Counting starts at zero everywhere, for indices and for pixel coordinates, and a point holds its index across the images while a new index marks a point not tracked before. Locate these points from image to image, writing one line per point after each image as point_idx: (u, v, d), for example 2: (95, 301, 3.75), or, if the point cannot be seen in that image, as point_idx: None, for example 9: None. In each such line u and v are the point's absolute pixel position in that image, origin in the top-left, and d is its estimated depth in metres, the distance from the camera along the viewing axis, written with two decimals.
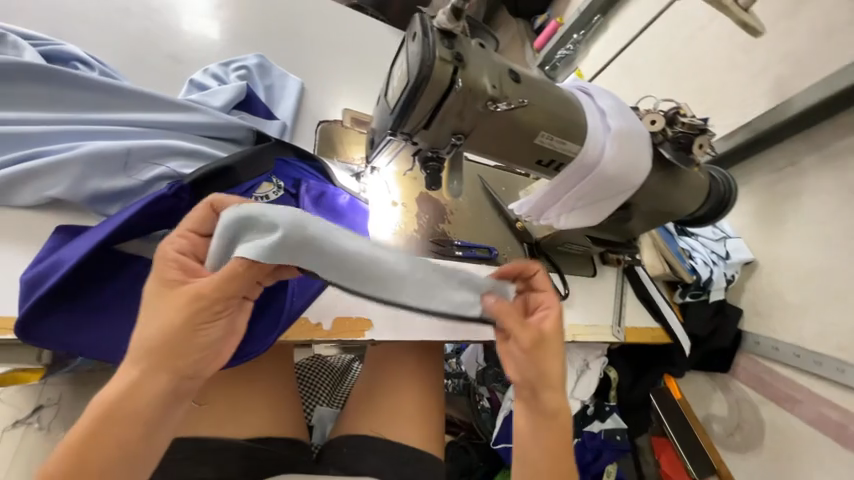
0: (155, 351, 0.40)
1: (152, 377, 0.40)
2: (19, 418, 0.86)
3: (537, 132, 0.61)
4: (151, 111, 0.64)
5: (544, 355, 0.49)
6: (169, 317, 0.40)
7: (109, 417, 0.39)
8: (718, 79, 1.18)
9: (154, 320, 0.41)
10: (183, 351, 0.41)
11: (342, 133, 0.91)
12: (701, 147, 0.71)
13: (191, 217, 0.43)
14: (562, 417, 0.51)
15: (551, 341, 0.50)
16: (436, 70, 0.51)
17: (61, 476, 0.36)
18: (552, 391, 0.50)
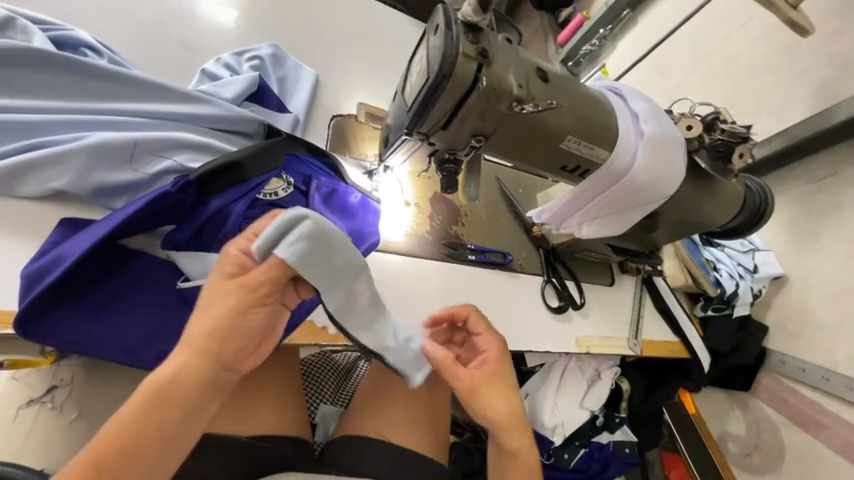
0: (208, 339, 0.39)
1: (201, 363, 0.38)
2: (35, 400, 0.75)
3: (563, 136, 0.57)
4: (160, 101, 0.62)
5: (485, 399, 0.55)
6: (223, 306, 0.40)
7: (153, 399, 0.37)
8: (756, 81, 1.10)
9: (208, 310, 0.40)
10: (234, 336, 0.40)
11: (355, 128, 0.88)
12: (741, 156, 0.65)
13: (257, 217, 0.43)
14: (523, 455, 0.54)
15: (488, 381, 0.56)
16: (459, 67, 0.47)
17: (102, 449, 0.34)
18: (507, 429, 0.54)
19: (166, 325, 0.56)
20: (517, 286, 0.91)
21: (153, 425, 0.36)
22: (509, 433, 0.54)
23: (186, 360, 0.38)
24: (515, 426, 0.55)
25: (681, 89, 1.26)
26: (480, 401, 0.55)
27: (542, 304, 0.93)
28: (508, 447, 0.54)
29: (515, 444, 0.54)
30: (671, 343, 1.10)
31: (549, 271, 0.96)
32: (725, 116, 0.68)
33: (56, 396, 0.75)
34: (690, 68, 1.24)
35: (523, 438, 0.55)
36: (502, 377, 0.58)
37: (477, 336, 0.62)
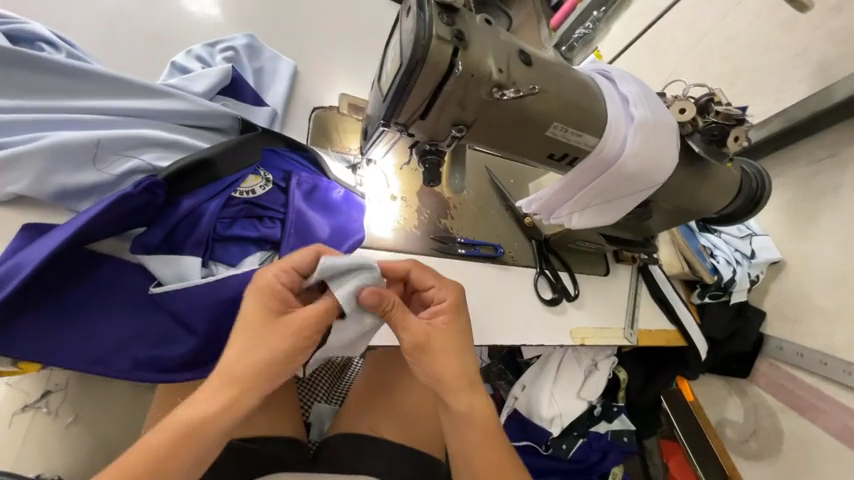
0: (243, 368, 0.46)
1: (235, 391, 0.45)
2: (29, 406, 0.71)
3: (549, 123, 0.54)
4: (124, 97, 0.59)
5: (437, 355, 0.53)
6: (259, 339, 0.47)
7: (188, 428, 0.43)
8: (752, 61, 1.07)
9: (244, 340, 0.46)
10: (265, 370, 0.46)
11: (337, 121, 0.85)
12: (737, 139, 0.63)
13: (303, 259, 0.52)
14: (478, 411, 0.54)
15: (439, 337, 0.54)
16: (433, 52, 0.44)
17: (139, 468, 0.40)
18: (461, 388, 0.54)
19: (140, 331, 0.54)
20: (509, 279, 0.89)
21: (193, 439, 0.43)
22: (458, 394, 0.53)
23: (220, 390, 0.45)
24: (468, 388, 0.54)
25: (675, 71, 1.22)
26: (429, 359, 0.53)
27: (536, 297, 0.91)
28: (456, 408, 0.53)
29: (464, 404, 0.53)
30: (668, 332, 1.09)
31: (542, 263, 0.93)
32: (720, 97, 0.65)
33: (52, 400, 0.72)
34: (685, 49, 1.20)
35: (475, 397, 0.54)
36: (456, 334, 0.55)
37: (428, 289, 0.60)
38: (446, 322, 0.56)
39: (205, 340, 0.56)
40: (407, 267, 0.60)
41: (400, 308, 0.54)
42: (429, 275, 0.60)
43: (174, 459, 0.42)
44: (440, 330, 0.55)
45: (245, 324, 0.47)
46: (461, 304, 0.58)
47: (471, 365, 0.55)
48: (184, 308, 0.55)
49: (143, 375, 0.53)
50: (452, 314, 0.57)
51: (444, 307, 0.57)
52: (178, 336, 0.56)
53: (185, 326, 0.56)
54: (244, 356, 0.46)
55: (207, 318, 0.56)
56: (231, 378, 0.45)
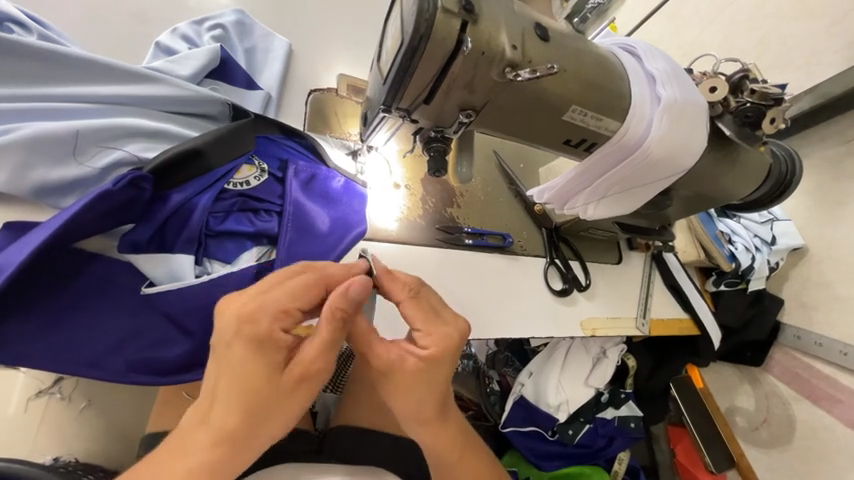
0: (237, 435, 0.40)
1: (226, 458, 0.40)
2: (43, 391, 0.70)
3: (566, 106, 0.49)
4: (103, 83, 0.55)
5: (395, 393, 0.48)
6: (257, 403, 0.40)
7: None
8: (782, 30, 0.98)
9: (240, 404, 0.40)
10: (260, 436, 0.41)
11: (336, 104, 0.80)
12: (773, 121, 0.57)
13: (299, 293, 0.44)
14: (439, 440, 0.52)
15: (403, 377, 0.47)
16: (438, 27, 0.39)
17: None
18: (417, 423, 0.50)
19: (132, 331, 0.52)
20: (518, 269, 0.86)
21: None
22: (414, 424, 0.50)
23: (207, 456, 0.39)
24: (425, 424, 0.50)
25: (697, 43, 1.13)
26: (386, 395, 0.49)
27: (545, 288, 0.87)
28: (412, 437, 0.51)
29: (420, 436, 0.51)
30: (682, 321, 1.05)
31: (552, 252, 0.89)
32: (755, 74, 0.59)
33: (65, 386, 0.71)
34: (707, 19, 1.11)
35: (436, 430, 0.51)
36: (432, 383, 0.48)
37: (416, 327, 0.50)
38: (417, 369, 0.47)
39: (202, 340, 0.54)
40: (401, 297, 0.51)
41: (370, 334, 0.49)
42: (422, 313, 0.50)
43: None
44: (411, 380, 0.47)
45: (237, 380, 0.40)
46: (449, 350, 0.49)
47: (433, 406, 0.49)
48: (178, 309, 0.52)
49: (137, 378, 0.51)
50: (428, 364, 0.47)
51: (420, 351, 0.48)
52: (171, 337, 0.53)
53: (179, 327, 0.53)
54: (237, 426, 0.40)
55: (202, 318, 0.54)
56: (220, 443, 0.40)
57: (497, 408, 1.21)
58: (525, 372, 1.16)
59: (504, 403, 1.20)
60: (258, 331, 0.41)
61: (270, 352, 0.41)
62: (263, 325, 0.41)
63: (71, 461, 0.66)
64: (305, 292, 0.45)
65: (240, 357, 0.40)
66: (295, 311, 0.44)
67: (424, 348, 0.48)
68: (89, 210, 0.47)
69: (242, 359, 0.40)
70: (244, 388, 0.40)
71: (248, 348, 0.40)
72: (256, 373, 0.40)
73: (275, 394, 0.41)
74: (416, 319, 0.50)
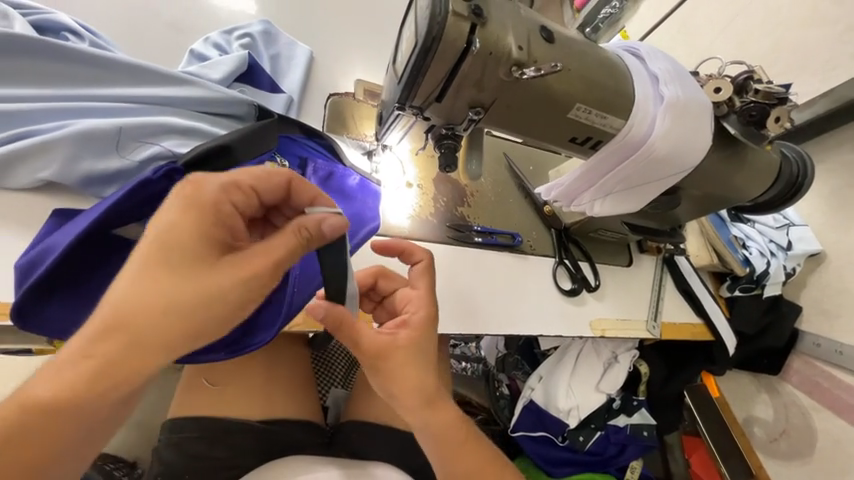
0: (144, 314, 0.37)
1: (128, 337, 0.37)
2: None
3: (571, 104, 0.51)
4: (144, 85, 0.60)
5: (395, 370, 0.54)
6: (178, 274, 0.39)
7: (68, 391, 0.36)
8: (796, 35, 0.98)
9: (159, 274, 0.38)
10: (164, 354, 0.38)
11: (352, 106, 0.83)
12: (779, 120, 0.58)
13: (264, 177, 0.45)
14: (441, 424, 0.55)
15: (398, 351, 0.54)
16: (450, 29, 0.42)
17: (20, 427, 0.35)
18: (425, 407, 0.54)
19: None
20: (527, 269, 0.87)
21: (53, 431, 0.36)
22: (414, 408, 0.54)
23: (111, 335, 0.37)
24: (426, 404, 0.54)
25: (709, 49, 1.14)
26: (389, 381, 0.54)
27: (554, 287, 0.89)
28: (415, 423, 0.55)
29: (421, 419, 0.54)
30: (695, 326, 1.04)
31: (561, 252, 0.91)
32: (759, 75, 0.60)
33: None
34: (720, 25, 1.12)
35: (438, 411, 0.55)
36: (427, 349, 0.57)
37: (412, 291, 0.63)
38: (417, 338, 0.57)
39: None
40: (422, 258, 0.66)
41: (354, 326, 0.52)
42: (421, 280, 0.64)
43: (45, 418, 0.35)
44: (407, 351, 0.55)
45: (151, 277, 0.38)
46: (431, 318, 0.60)
47: (432, 382, 0.55)
48: None
49: None
50: (420, 332, 0.58)
51: (410, 320, 0.58)
52: None
53: None
54: (134, 328, 0.37)
55: None
56: (121, 318, 0.37)
57: (506, 412, 1.21)
58: (535, 375, 1.17)
59: (514, 407, 1.20)
60: (199, 218, 0.40)
61: (206, 223, 0.41)
62: (198, 214, 0.41)
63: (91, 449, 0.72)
64: (267, 178, 0.46)
65: (159, 248, 0.39)
66: (248, 190, 0.44)
67: (417, 311, 0.60)
68: (128, 197, 0.52)
69: (174, 227, 0.40)
70: (160, 280, 0.38)
71: (172, 237, 0.39)
72: (176, 265, 0.39)
73: (193, 296, 0.39)
74: (419, 284, 0.63)
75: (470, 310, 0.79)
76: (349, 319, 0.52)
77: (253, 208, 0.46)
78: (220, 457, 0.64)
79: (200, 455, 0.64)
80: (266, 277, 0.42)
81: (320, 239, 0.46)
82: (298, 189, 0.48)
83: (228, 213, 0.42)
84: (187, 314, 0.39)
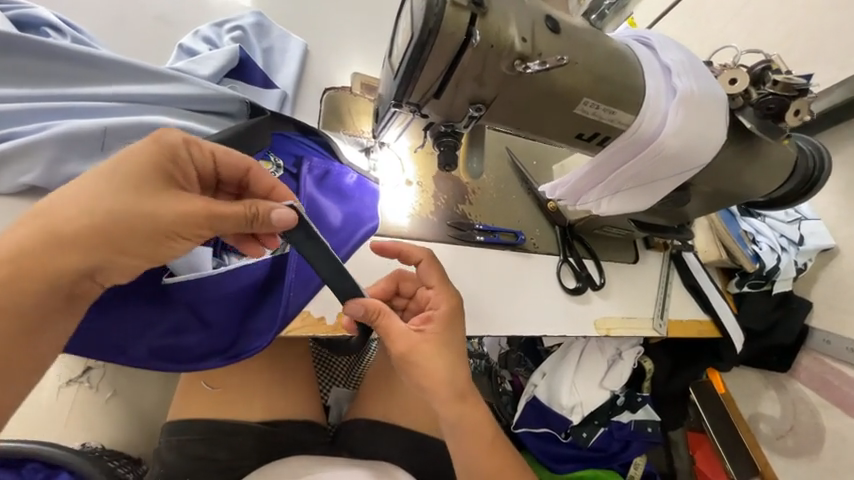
0: (73, 219, 0.38)
1: (57, 237, 0.38)
2: (73, 380, 0.76)
3: (578, 99, 0.48)
4: (132, 83, 0.58)
5: (428, 364, 0.56)
6: (115, 191, 0.39)
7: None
8: (815, 21, 0.94)
9: (100, 184, 0.39)
10: (86, 261, 0.39)
11: (350, 102, 0.81)
12: (798, 113, 0.55)
13: (229, 156, 0.48)
14: (471, 421, 0.58)
15: (427, 345, 0.57)
16: (447, 21, 0.39)
17: None
18: (457, 401, 0.57)
19: (152, 322, 0.53)
20: (531, 268, 0.85)
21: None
22: (447, 402, 0.57)
23: (43, 230, 0.38)
24: (458, 399, 0.57)
25: (722, 36, 1.09)
26: (420, 375, 0.56)
27: (559, 286, 0.87)
28: (448, 418, 0.57)
29: (454, 413, 0.57)
30: (701, 323, 1.02)
31: (566, 250, 0.89)
32: (779, 65, 0.57)
33: (93, 376, 0.78)
34: (733, 11, 1.07)
35: (470, 407, 0.58)
36: (460, 347, 0.60)
37: (430, 288, 0.64)
38: (449, 334, 0.60)
39: (221, 333, 0.56)
40: (421, 256, 0.66)
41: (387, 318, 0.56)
42: (435, 275, 0.65)
43: None
44: (437, 346, 0.58)
45: (87, 193, 0.39)
46: (454, 313, 0.62)
47: (462, 378, 0.58)
48: (201, 304, 0.55)
49: (164, 364, 0.54)
50: (450, 330, 0.60)
51: (435, 316, 0.61)
52: (190, 328, 0.55)
53: (198, 317, 0.55)
54: (62, 230, 0.38)
55: (224, 312, 0.56)
56: (54, 216, 0.38)
57: (508, 409, 1.20)
58: (538, 372, 1.15)
59: (517, 404, 1.19)
60: (152, 156, 0.41)
61: (156, 157, 0.41)
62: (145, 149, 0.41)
63: (97, 447, 0.71)
64: (230, 154, 0.48)
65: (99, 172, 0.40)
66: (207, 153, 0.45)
67: (438, 307, 0.62)
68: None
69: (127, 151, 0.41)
70: (100, 190, 0.39)
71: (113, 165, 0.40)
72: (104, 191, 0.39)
73: (120, 217, 0.39)
74: (434, 282, 0.65)
75: (472, 311, 0.77)
76: (385, 311, 0.56)
77: (209, 173, 0.47)
78: (220, 460, 0.64)
79: (200, 457, 0.63)
80: (204, 225, 0.42)
81: (267, 225, 0.46)
82: (257, 178, 0.51)
83: (183, 161, 0.43)
84: (111, 239, 0.39)
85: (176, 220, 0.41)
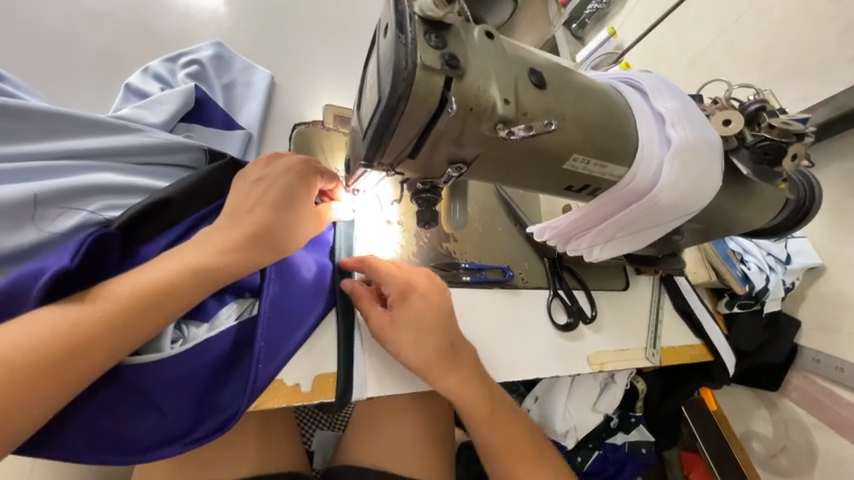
0: (249, 224, 0.51)
1: (231, 243, 0.49)
2: None
3: (567, 155, 0.44)
4: (67, 139, 0.52)
5: (401, 343, 0.59)
6: (273, 200, 0.53)
7: (169, 282, 0.44)
8: (790, 37, 0.92)
9: (259, 199, 0.52)
10: (244, 261, 0.50)
11: (322, 137, 0.73)
12: (795, 157, 0.53)
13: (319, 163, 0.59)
14: (465, 386, 0.61)
15: (395, 326, 0.60)
16: (419, 85, 0.34)
17: (148, 295, 0.43)
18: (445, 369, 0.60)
19: (92, 412, 0.46)
20: (520, 304, 0.81)
21: (124, 332, 0.42)
22: (434, 371, 0.60)
23: (220, 235, 0.50)
24: (443, 367, 0.60)
25: (704, 52, 1.06)
26: (398, 352, 0.60)
27: (549, 323, 0.83)
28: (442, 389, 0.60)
29: (447, 383, 0.60)
30: (693, 347, 1.00)
31: (556, 283, 0.85)
32: (772, 104, 0.55)
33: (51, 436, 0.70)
34: (712, 25, 1.04)
35: (458, 374, 0.60)
36: (432, 311, 0.61)
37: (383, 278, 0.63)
38: (417, 302, 0.61)
39: (177, 416, 0.50)
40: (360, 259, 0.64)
41: (365, 299, 0.62)
42: (378, 268, 0.63)
43: (172, 288, 0.44)
44: (405, 325, 0.60)
45: (247, 206, 0.52)
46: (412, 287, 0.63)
47: (441, 348, 0.60)
48: (152, 386, 0.49)
49: (99, 458, 0.46)
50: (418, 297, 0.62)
51: (392, 299, 0.62)
52: (137, 416, 0.48)
53: (151, 402, 0.49)
54: (243, 234, 0.50)
55: (179, 392, 0.50)
56: (229, 224, 0.51)
57: None
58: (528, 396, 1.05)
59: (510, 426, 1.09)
60: (292, 176, 0.54)
61: (295, 176, 0.55)
62: (290, 173, 0.54)
63: None
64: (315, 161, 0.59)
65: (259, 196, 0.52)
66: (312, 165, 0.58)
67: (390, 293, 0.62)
68: (59, 288, 0.42)
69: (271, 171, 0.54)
70: (261, 205, 0.52)
71: (259, 189, 0.53)
72: (252, 209, 0.52)
73: (274, 223, 0.52)
74: (381, 272, 0.63)
75: None
76: (363, 295, 0.63)
77: None
78: None
79: None
80: (316, 224, 0.58)
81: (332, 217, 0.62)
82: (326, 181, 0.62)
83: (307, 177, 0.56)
84: (263, 239, 0.51)
85: (296, 231, 0.55)
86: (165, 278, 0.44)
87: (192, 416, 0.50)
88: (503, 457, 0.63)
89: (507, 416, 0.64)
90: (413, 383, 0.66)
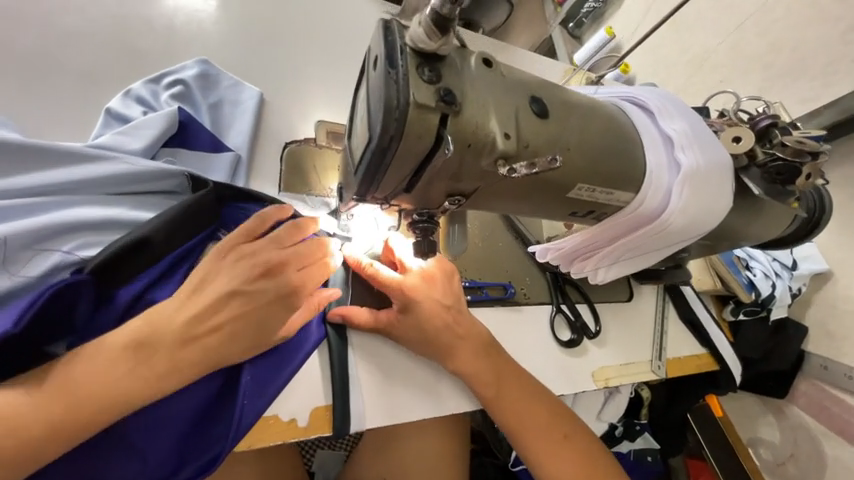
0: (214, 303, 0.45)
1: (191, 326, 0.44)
2: None
3: (572, 185, 0.42)
4: (40, 173, 0.50)
5: (412, 337, 0.62)
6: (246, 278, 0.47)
7: (122, 370, 0.40)
8: (796, 36, 0.89)
9: (229, 276, 0.47)
10: (208, 352, 0.44)
11: (314, 157, 0.71)
12: (808, 177, 0.51)
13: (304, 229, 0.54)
14: (473, 365, 0.63)
15: (403, 327, 0.62)
16: (412, 122, 0.32)
17: (99, 387, 0.39)
18: (454, 353, 0.63)
19: (68, 463, 0.44)
20: (522, 321, 0.79)
21: (65, 428, 0.38)
22: (448, 354, 0.63)
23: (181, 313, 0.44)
24: (454, 350, 0.63)
25: (705, 53, 1.04)
26: (412, 344, 0.63)
27: (552, 339, 0.80)
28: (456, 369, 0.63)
29: (459, 363, 0.63)
30: (699, 358, 0.97)
31: (559, 297, 0.82)
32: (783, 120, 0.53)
33: None
34: (712, 25, 1.01)
35: (467, 357, 0.63)
36: (431, 296, 0.63)
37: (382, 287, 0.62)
38: (417, 294, 0.63)
39: (163, 460, 0.47)
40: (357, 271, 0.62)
41: (367, 319, 0.62)
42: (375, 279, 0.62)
43: (122, 377, 0.40)
44: (413, 323, 0.62)
45: (216, 281, 0.46)
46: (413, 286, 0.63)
47: (448, 332, 0.63)
48: (135, 432, 0.46)
49: None
50: (420, 280, 0.64)
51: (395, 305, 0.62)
52: (121, 464, 0.46)
53: (133, 449, 0.46)
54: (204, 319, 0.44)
55: (164, 436, 0.48)
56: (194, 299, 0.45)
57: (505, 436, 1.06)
58: None
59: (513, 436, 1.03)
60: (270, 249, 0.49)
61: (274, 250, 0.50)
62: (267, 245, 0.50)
63: None
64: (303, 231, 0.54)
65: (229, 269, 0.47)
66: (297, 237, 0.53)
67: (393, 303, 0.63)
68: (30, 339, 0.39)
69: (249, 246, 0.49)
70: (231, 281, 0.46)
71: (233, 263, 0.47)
72: (219, 284, 0.46)
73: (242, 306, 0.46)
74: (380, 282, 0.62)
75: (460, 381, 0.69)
76: (363, 318, 0.61)
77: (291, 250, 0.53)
78: None
79: None
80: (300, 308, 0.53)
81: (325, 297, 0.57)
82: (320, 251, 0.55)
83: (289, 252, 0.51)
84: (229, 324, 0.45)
85: (273, 317, 0.49)
86: (115, 365, 0.40)
87: (178, 461, 0.48)
88: (522, 430, 0.62)
89: (517, 383, 0.64)
90: (414, 412, 0.63)
